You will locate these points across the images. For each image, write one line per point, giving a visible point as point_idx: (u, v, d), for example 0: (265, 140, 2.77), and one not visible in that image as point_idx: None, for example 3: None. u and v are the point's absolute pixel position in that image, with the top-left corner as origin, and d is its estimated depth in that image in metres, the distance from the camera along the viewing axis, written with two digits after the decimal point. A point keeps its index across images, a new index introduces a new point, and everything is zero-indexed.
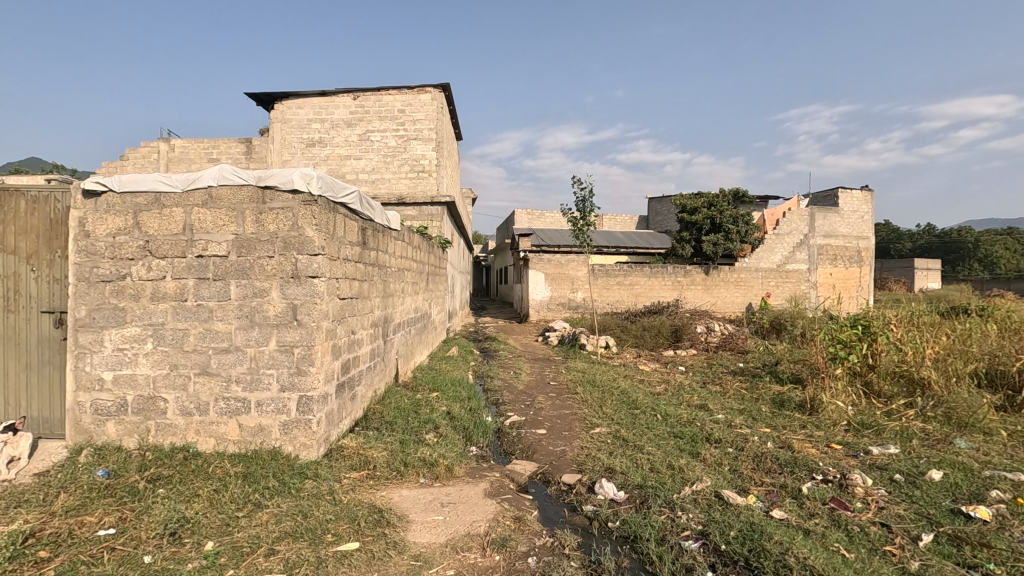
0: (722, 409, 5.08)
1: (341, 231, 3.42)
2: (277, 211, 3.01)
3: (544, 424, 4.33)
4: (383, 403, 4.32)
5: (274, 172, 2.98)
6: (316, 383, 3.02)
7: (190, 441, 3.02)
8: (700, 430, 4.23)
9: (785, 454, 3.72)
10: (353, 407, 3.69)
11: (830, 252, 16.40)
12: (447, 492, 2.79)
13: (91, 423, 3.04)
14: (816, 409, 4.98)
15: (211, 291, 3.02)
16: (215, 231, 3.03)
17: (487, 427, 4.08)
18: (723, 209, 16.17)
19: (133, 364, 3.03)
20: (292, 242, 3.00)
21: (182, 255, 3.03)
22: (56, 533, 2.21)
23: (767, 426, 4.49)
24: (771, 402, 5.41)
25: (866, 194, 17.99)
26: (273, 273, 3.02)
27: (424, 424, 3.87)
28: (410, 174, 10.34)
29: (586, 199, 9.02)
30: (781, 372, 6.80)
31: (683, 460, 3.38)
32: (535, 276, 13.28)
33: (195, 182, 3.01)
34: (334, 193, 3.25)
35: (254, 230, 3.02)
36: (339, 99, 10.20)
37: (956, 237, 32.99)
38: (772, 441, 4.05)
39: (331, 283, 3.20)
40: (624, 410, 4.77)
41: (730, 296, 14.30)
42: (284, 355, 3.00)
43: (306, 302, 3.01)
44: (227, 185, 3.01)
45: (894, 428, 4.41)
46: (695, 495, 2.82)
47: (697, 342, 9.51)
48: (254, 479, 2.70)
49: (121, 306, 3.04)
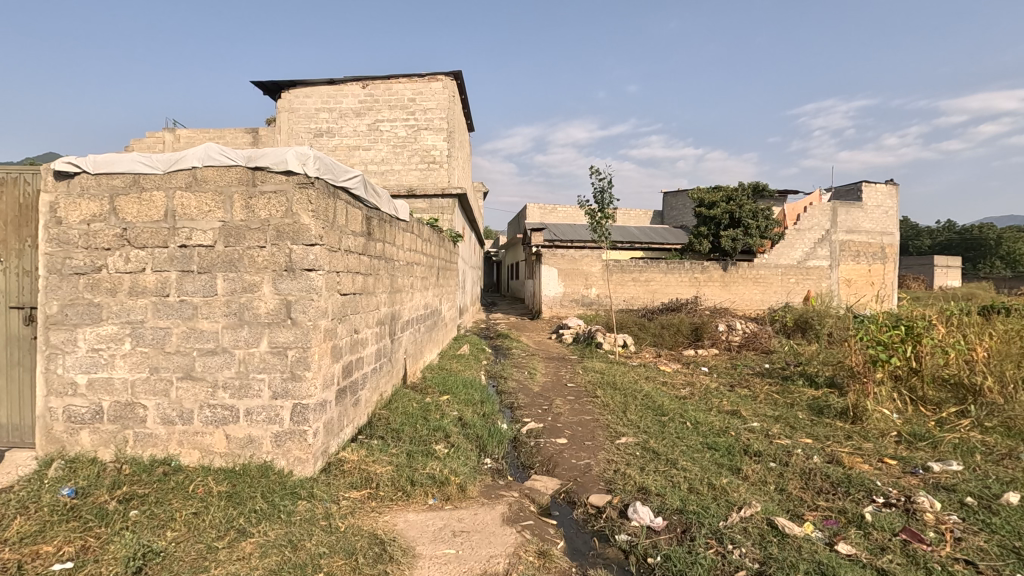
0: (756, 416, 4.69)
1: (342, 219, 3.07)
2: (269, 195, 2.66)
3: (564, 432, 3.97)
4: (389, 407, 3.99)
5: (266, 151, 2.65)
6: (313, 390, 2.68)
7: (172, 453, 2.69)
8: (737, 441, 3.86)
9: (836, 470, 3.33)
10: (356, 414, 3.36)
11: (853, 248, 15.94)
12: (459, 516, 2.44)
13: (64, 431, 2.72)
14: (860, 418, 4.56)
15: (196, 285, 2.69)
16: (199, 218, 2.69)
17: (503, 436, 3.72)
18: (743, 203, 15.58)
19: (110, 367, 2.71)
20: (286, 230, 2.66)
21: (164, 245, 2.70)
22: (4, 567, 1.89)
23: (809, 436, 4.11)
24: (807, 408, 5.00)
25: (892, 187, 17.31)
26: (264, 265, 2.68)
27: (433, 433, 3.53)
28: (420, 165, 9.99)
29: (604, 191, 8.60)
30: (813, 374, 6.38)
31: (725, 479, 3.00)
32: (548, 271, 12.91)
33: (178, 162, 2.68)
34: (334, 176, 2.91)
35: (242, 217, 2.68)
36: (348, 87, 9.87)
37: (978, 233, 32.10)
38: (818, 454, 3.66)
39: (331, 277, 2.86)
40: (651, 417, 4.40)
41: (750, 293, 13.86)
42: (277, 357, 2.66)
43: (302, 299, 2.67)
44: (213, 166, 2.67)
45: (952, 440, 3.99)
46: (745, 524, 2.44)
47: (718, 341, 9.09)
48: (239, 500, 2.37)
49: (96, 301, 2.72)
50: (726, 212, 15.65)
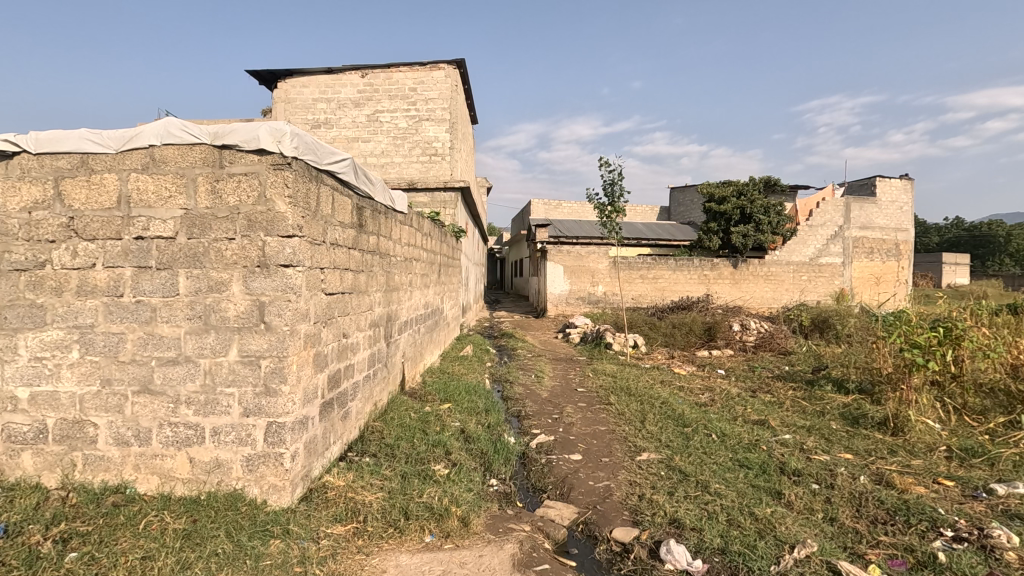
0: (786, 426, 4.28)
1: (328, 208, 2.69)
2: (239, 178, 2.27)
3: (577, 446, 3.59)
4: (384, 419, 3.61)
5: (235, 127, 2.25)
6: (291, 406, 2.29)
7: (127, 480, 2.32)
8: (770, 458, 3.46)
9: (889, 495, 2.93)
10: (345, 429, 2.98)
11: (866, 245, 15.61)
12: (460, 560, 2.05)
13: (4, 453, 2.36)
14: (902, 430, 4.14)
15: (154, 284, 2.30)
16: (158, 205, 2.30)
17: (510, 451, 3.32)
18: (754, 198, 15.10)
19: (54, 379, 2.33)
20: (258, 219, 2.27)
21: (117, 236, 2.31)
22: None
23: (848, 452, 3.72)
24: (841, 418, 4.59)
25: (907, 182, 16.71)
26: (233, 260, 2.29)
27: (432, 449, 3.15)
28: (421, 158, 9.57)
29: (614, 183, 8.15)
30: (840, 378, 5.96)
31: (769, 508, 2.60)
32: (553, 268, 12.55)
33: (134, 140, 2.29)
34: (317, 157, 2.52)
35: (208, 204, 2.29)
36: (347, 76, 9.48)
37: (987, 230, 31.43)
38: (865, 474, 3.26)
39: (313, 274, 2.48)
40: (672, 428, 4.00)
41: (761, 291, 13.43)
42: (248, 368, 2.28)
43: (277, 299, 2.28)
44: (174, 143, 2.28)
45: (1011, 457, 3.56)
46: (802, 568, 2.05)
47: (732, 341, 8.69)
48: (199, 541, 1.98)
49: (39, 303, 2.34)
50: (736, 207, 15.16)
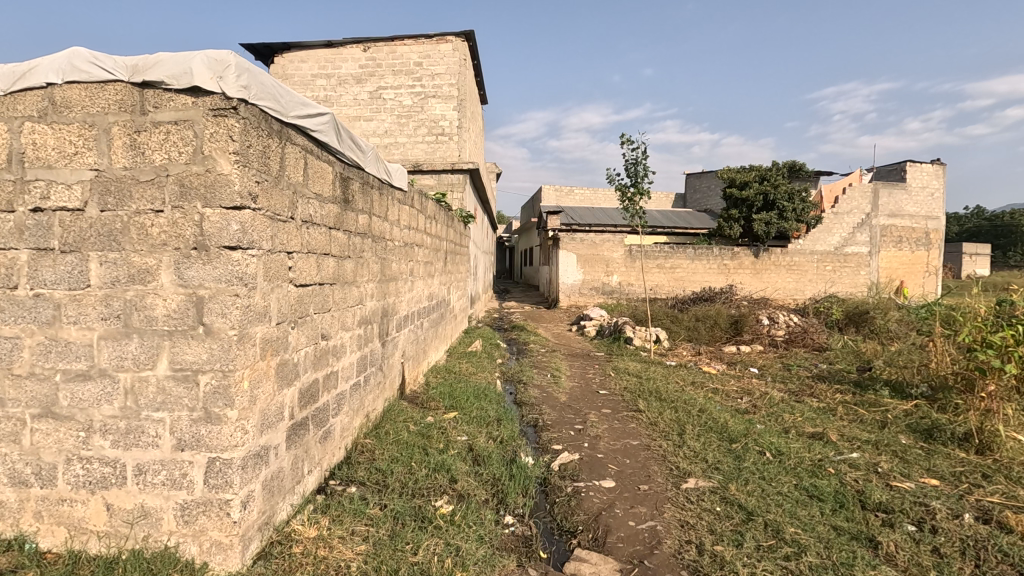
0: (848, 442, 3.65)
1: (298, 175, 2.09)
2: (167, 128, 1.67)
3: (608, 468, 2.99)
4: (377, 434, 3.03)
5: (160, 57, 1.64)
6: (240, 438, 1.70)
7: (26, 532, 1.76)
8: (845, 487, 2.83)
9: (1011, 541, 2.30)
10: (324, 454, 2.40)
11: (895, 234, 14.66)
12: None
13: None
14: (990, 449, 3.50)
15: (56, 273, 1.72)
16: (59, 163, 1.71)
17: (529, 477, 2.72)
18: (778, 183, 14.24)
19: None
20: (194, 185, 1.67)
21: (8, 208, 1.73)
22: None
23: (933, 477, 3.09)
24: (909, 431, 3.95)
25: (937, 167, 15.86)
26: (161, 241, 1.69)
27: (434, 476, 2.57)
28: (427, 138, 8.93)
29: (637, 163, 7.44)
30: (893, 381, 5.31)
31: (870, 567, 1.99)
32: (566, 256, 11.86)
33: (27, 77, 1.70)
34: (279, 104, 1.90)
35: (125, 163, 1.69)
36: (348, 50, 8.85)
37: (1009, 219, 30.39)
38: (967, 510, 2.63)
39: (274, 260, 1.88)
40: (717, 444, 3.39)
41: (784, 282, 12.72)
42: (183, 387, 1.69)
43: (220, 293, 1.68)
44: (80, 82, 1.69)
45: None
46: None
47: (761, 336, 8.04)
48: None
49: None
50: (759, 193, 14.34)
